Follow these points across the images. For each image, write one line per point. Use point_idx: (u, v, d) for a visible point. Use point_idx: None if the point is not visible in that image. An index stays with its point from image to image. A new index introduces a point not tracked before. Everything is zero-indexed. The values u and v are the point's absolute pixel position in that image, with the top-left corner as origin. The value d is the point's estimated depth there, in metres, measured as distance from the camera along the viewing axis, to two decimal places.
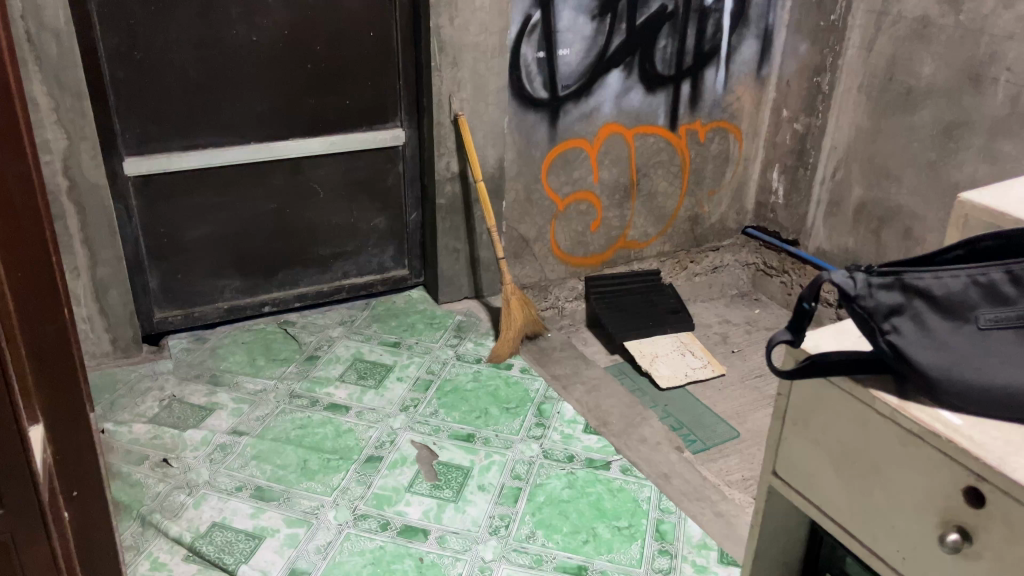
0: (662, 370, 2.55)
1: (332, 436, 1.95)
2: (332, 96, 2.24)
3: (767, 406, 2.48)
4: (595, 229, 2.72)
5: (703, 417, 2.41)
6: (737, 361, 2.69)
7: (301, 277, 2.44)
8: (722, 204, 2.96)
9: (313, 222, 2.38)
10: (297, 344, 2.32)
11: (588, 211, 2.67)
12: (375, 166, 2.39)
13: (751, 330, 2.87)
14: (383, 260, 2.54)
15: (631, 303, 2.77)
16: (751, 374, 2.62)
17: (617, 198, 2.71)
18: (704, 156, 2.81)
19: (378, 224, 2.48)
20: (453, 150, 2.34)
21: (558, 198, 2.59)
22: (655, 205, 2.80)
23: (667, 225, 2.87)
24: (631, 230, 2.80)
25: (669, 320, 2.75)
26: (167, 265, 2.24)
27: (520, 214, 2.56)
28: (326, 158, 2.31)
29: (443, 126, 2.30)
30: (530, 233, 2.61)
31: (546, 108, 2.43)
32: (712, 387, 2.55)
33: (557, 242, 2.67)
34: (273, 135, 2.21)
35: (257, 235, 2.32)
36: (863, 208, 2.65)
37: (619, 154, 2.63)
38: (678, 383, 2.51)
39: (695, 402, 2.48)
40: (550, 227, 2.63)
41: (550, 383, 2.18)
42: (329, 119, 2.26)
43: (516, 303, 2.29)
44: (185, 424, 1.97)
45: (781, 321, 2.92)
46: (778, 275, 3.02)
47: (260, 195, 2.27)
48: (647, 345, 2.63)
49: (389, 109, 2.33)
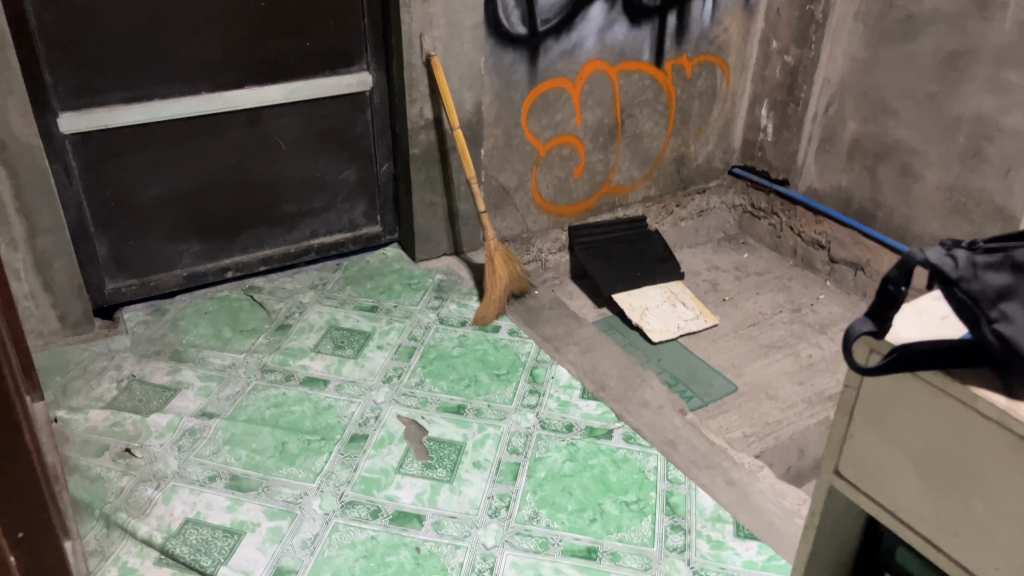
0: (653, 323, 2.43)
1: (311, 415, 1.80)
2: (291, 38, 2.01)
3: (764, 356, 2.38)
4: (579, 175, 2.57)
5: (698, 372, 2.30)
6: (730, 309, 2.58)
7: (266, 238, 2.24)
8: (709, 143, 2.81)
9: (278, 178, 2.17)
10: (266, 312, 2.14)
11: (570, 156, 2.51)
12: (342, 115, 2.18)
13: (740, 276, 2.76)
14: (354, 217, 2.35)
15: (616, 254, 2.62)
16: (745, 323, 2.52)
17: (601, 141, 2.55)
18: (691, 93, 2.65)
19: (348, 178, 2.28)
20: (426, 95, 2.15)
21: (539, 144, 2.43)
22: (640, 146, 2.64)
23: (653, 168, 2.72)
24: (616, 174, 2.65)
25: (656, 269, 2.61)
26: (117, 231, 2.04)
27: (500, 161, 2.39)
28: (287, 107, 2.10)
29: (415, 69, 2.10)
30: (510, 181, 2.45)
31: (524, 46, 2.24)
32: (705, 338, 2.45)
33: (539, 191, 2.52)
34: (227, 83, 2.00)
35: (216, 194, 2.11)
36: (858, 144, 2.53)
37: (603, 94, 2.46)
38: (671, 336, 2.40)
39: (689, 355, 2.37)
40: (531, 174, 2.47)
41: (540, 345, 2.04)
42: (290, 64, 2.05)
43: (500, 257, 2.17)
44: (148, 408, 1.80)
45: (771, 266, 2.81)
46: (766, 217, 2.89)
47: (217, 149, 2.06)
48: (636, 297, 2.51)
49: (354, 51, 2.12)
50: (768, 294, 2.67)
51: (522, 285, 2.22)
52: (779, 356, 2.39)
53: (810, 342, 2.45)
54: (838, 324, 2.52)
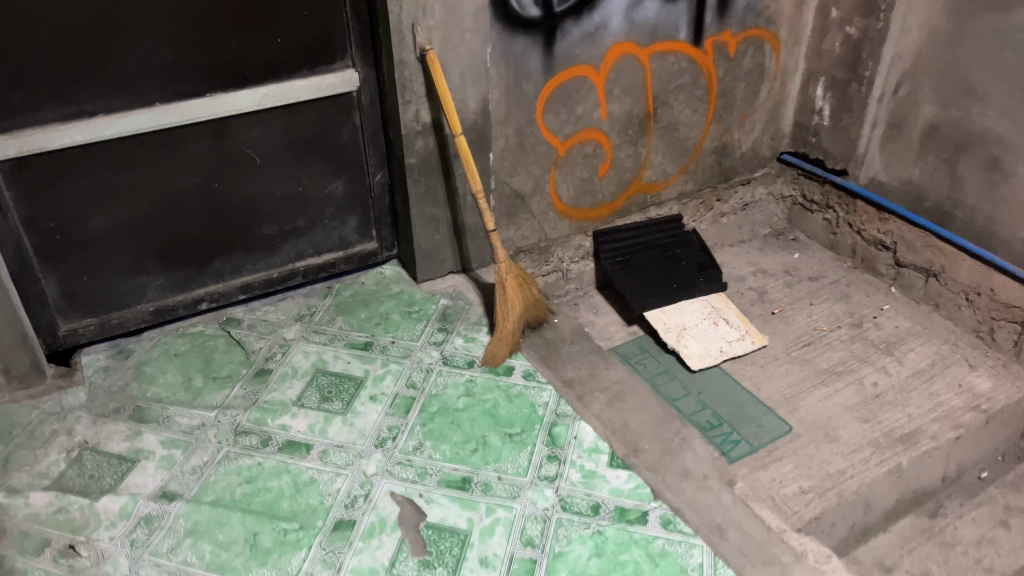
0: (693, 348, 2.12)
1: (289, 493, 1.52)
2: (258, 34, 1.68)
3: (821, 386, 2.06)
4: (605, 173, 2.24)
5: (745, 408, 2.00)
6: (780, 326, 2.25)
7: (243, 263, 1.95)
8: (755, 129, 2.45)
9: (252, 195, 1.88)
10: (244, 352, 1.86)
11: (595, 153, 2.18)
12: (324, 121, 1.86)
13: (791, 282, 2.42)
14: (345, 234, 2.04)
15: (649, 263, 2.31)
16: (798, 343, 2.20)
17: (629, 134, 2.21)
18: (734, 74, 2.29)
19: (335, 191, 1.97)
20: (423, 95, 1.82)
21: (557, 142, 2.10)
22: (675, 138, 2.30)
23: (690, 161, 2.37)
24: (648, 171, 2.31)
25: (695, 280, 2.29)
26: (67, 266, 1.75)
27: (512, 164, 2.07)
28: (259, 115, 1.78)
29: (407, 66, 1.76)
30: (524, 186, 2.13)
31: (539, 30, 1.90)
32: (753, 363, 2.13)
33: (558, 194, 2.19)
34: (184, 91, 1.68)
35: (181, 218, 1.82)
36: (934, 133, 2.15)
37: (631, 81, 2.12)
38: (713, 362, 2.10)
39: (734, 385, 2.06)
40: (549, 176, 2.15)
41: (561, 393, 1.74)
42: (259, 65, 1.72)
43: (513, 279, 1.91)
44: (99, 487, 1.52)
45: (826, 269, 2.47)
46: (820, 210, 2.54)
47: (178, 167, 1.76)
48: (672, 316, 2.19)
49: (336, 46, 1.78)
50: (823, 304, 2.34)
51: (539, 315, 1.91)
52: (839, 385, 2.07)
53: (874, 367, 2.12)
54: (907, 343, 2.18)
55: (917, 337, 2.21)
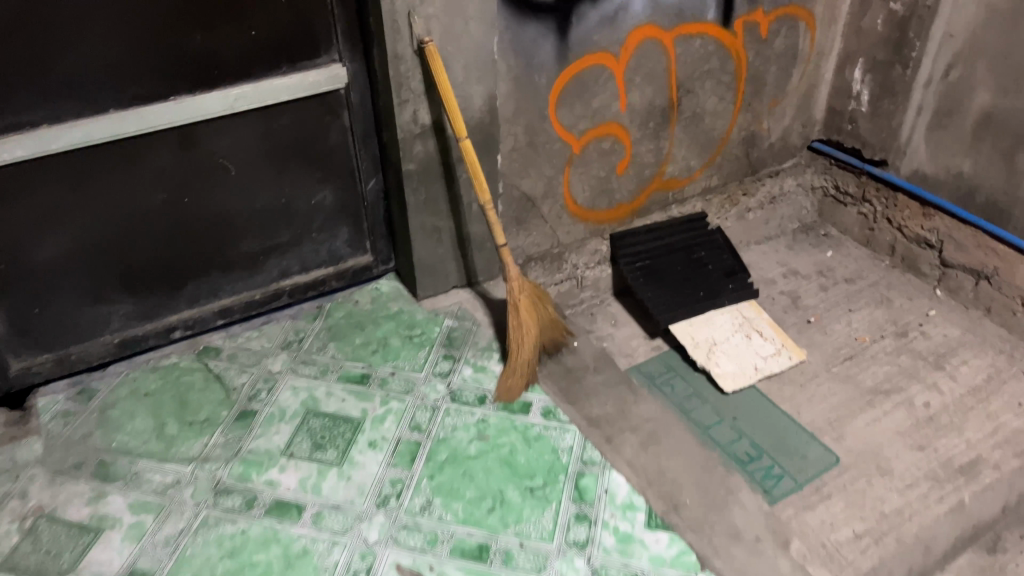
0: (724, 366, 1.92)
1: (278, 569, 1.30)
2: (227, 26, 1.44)
3: (868, 408, 1.87)
4: (623, 171, 2.01)
5: (786, 436, 1.80)
6: (818, 336, 2.05)
7: (220, 285, 1.72)
8: (786, 117, 2.21)
9: (227, 210, 1.64)
10: (223, 390, 1.63)
11: (612, 149, 1.95)
12: (308, 124, 1.62)
13: (826, 285, 2.21)
14: (335, 247, 1.81)
15: (672, 270, 2.09)
16: (839, 357, 1.99)
17: (651, 127, 1.98)
18: (765, 57, 2.05)
19: (323, 201, 1.73)
20: (421, 93, 1.58)
21: (572, 139, 1.87)
22: (699, 129, 2.06)
23: (715, 154, 2.14)
24: (669, 166, 2.08)
25: (723, 287, 2.08)
26: (15, 299, 1.52)
27: (522, 165, 1.84)
28: (232, 119, 1.54)
29: (403, 61, 1.52)
30: (535, 189, 1.90)
31: (552, 15, 1.66)
32: (791, 382, 1.92)
33: (572, 196, 1.96)
34: (143, 94, 1.43)
35: (146, 239, 1.58)
36: (990, 122, 1.93)
37: (654, 68, 1.88)
38: (746, 383, 1.89)
39: (771, 408, 1.86)
40: (563, 176, 1.92)
41: (586, 435, 1.53)
42: (230, 62, 1.48)
43: (524, 299, 1.69)
44: (56, 565, 1.30)
45: (863, 269, 2.26)
46: (854, 203, 2.32)
47: (140, 181, 1.52)
48: (699, 328, 1.99)
49: (319, 38, 1.54)
50: (863, 311, 2.13)
51: (556, 339, 1.70)
52: (888, 407, 1.87)
53: (925, 384, 1.92)
54: (959, 355, 1.99)
55: (969, 348, 2.01)
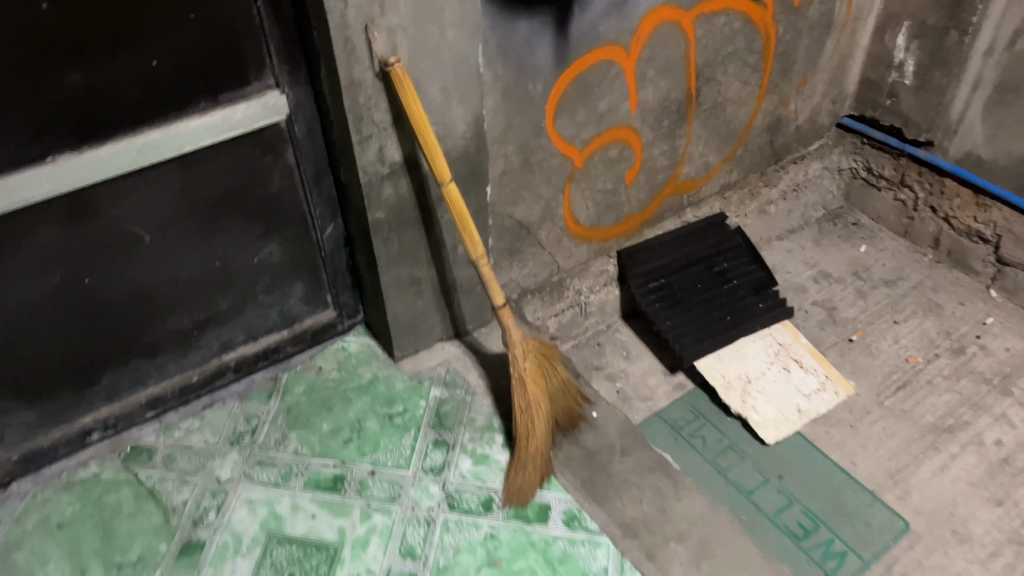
0: (762, 411, 1.63)
1: None
2: (117, 59, 1.04)
3: (933, 452, 1.60)
4: (632, 179, 1.66)
5: (843, 498, 1.53)
6: (863, 360, 1.76)
7: (146, 372, 1.36)
8: (816, 94, 1.87)
9: (143, 285, 1.27)
10: (159, 511, 1.29)
11: (621, 156, 1.60)
12: (240, 168, 1.25)
13: (864, 290, 1.91)
14: (288, 307, 1.45)
15: (692, 289, 1.77)
16: (891, 386, 1.71)
17: (665, 125, 1.62)
18: (796, 30, 1.69)
19: (268, 257, 1.37)
20: (387, 125, 1.21)
21: (574, 151, 1.51)
22: (719, 120, 1.72)
23: (736, 146, 1.80)
24: (685, 166, 1.73)
25: (753, 307, 1.77)
26: None
27: (516, 190, 1.48)
28: (136, 175, 1.16)
29: (362, 88, 1.14)
30: (531, 214, 1.54)
31: (550, 6, 1.28)
32: (841, 423, 1.64)
33: (574, 215, 1.62)
34: (6, 158, 1.04)
35: (38, 334, 1.21)
36: None
37: (670, 58, 1.52)
38: (790, 430, 1.61)
39: (821, 460, 1.58)
40: (563, 195, 1.56)
41: (622, 550, 1.23)
42: (126, 104, 1.09)
43: (532, 366, 1.36)
44: None
45: (904, 268, 1.96)
46: (890, 188, 2.01)
47: (18, 266, 1.13)
48: (730, 364, 1.69)
49: (247, 61, 1.15)
50: (911, 322, 1.84)
51: (571, 411, 1.39)
52: (955, 449, 1.60)
53: (993, 416, 1.66)
54: None
55: None
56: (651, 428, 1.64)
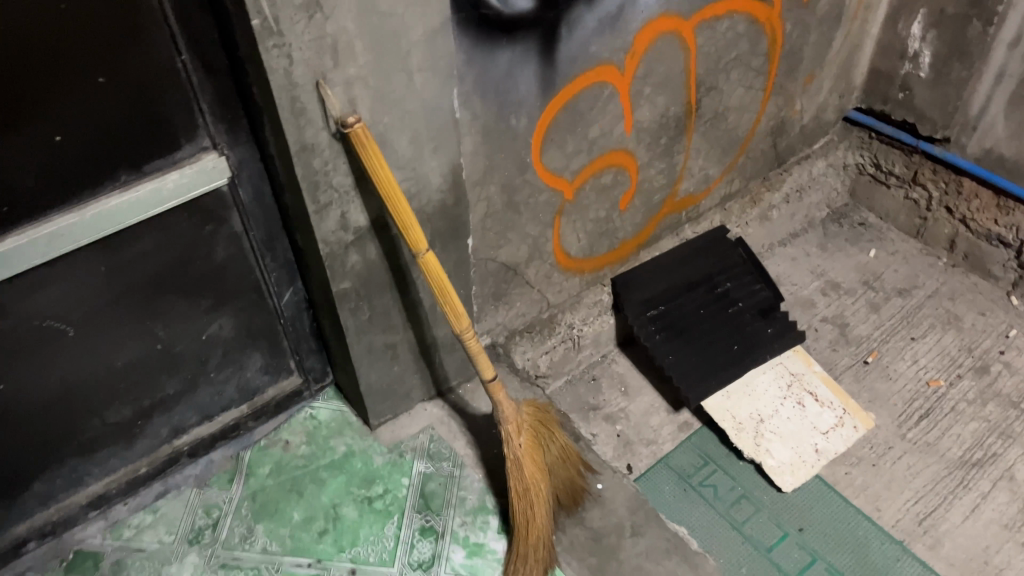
0: (777, 454, 1.49)
1: None
2: (8, 140, 0.84)
3: (963, 492, 1.48)
4: (628, 204, 1.48)
5: (870, 552, 1.40)
6: (881, 385, 1.63)
7: (85, 470, 1.18)
8: (823, 91, 1.69)
9: (70, 382, 1.08)
10: None
11: (615, 182, 1.42)
12: (178, 241, 1.05)
13: (878, 303, 1.76)
14: (246, 380, 1.27)
15: (694, 316, 1.61)
16: (912, 415, 1.58)
17: (663, 143, 1.44)
18: (805, 26, 1.51)
19: (218, 331, 1.18)
20: (350, 188, 1.02)
21: (563, 184, 1.33)
22: (721, 130, 1.54)
23: (738, 155, 1.63)
24: (684, 183, 1.56)
25: (761, 333, 1.61)
26: None
27: (500, 233, 1.30)
28: (49, 267, 0.96)
29: (316, 152, 0.95)
30: (518, 255, 1.36)
31: (535, 32, 1.09)
32: (861, 462, 1.51)
33: (565, 250, 1.44)
34: None
35: None
36: None
37: (669, 72, 1.33)
38: (807, 474, 1.47)
39: (843, 508, 1.45)
40: (552, 231, 1.38)
41: None
42: (26, 188, 0.88)
43: (528, 442, 1.20)
44: None
45: (918, 275, 1.81)
46: (901, 186, 1.86)
47: None
48: (740, 401, 1.54)
49: (175, 123, 0.95)
50: (929, 338, 1.70)
51: (573, 487, 1.24)
52: (986, 486, 1.48)
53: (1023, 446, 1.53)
54: None
55: None
56: (656, 478, 1.50)
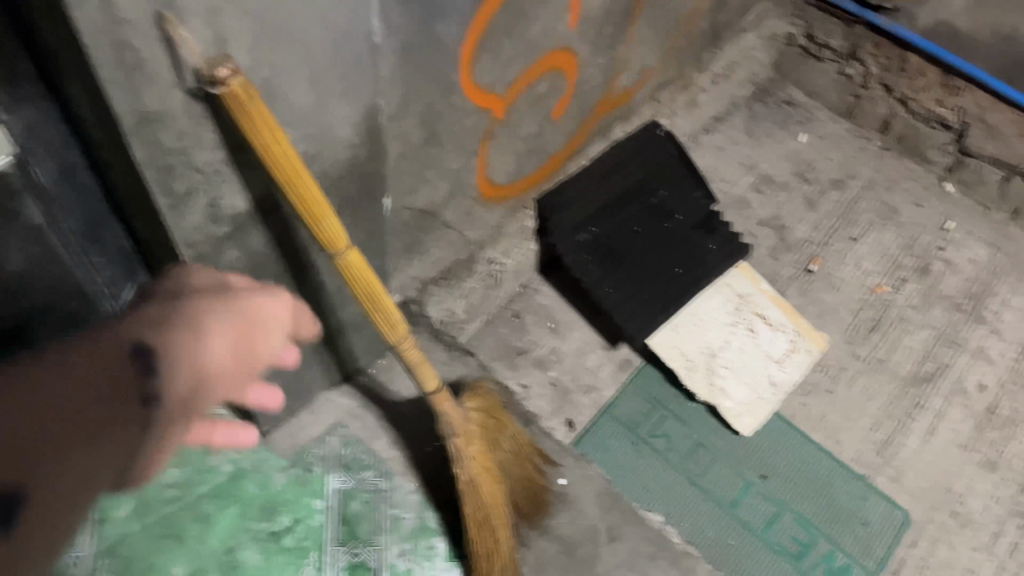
0: (732, 393, 1.33)
1: None
2: None
3: (918, 412, 1.39)
4: (561, 113, 1.17)
5: (834, 494, 1.31)
6: (826, 296, 1.48)
7: None
8: None
9: None
10: None
11: (553, 89, 1.10)
12: None
13: (814, 198, 1.59)
14: None
15: (631, 237, 1.35)
16: (861, 329, 1.46)
17: (609, 35, 1.13)
18: None
19: None
20: (222, 165, 0.65)
21: (495, 101, 1.00)
22: (668, 11, 1.24)
23: (678, 38, 1.34)
24: (622, 77, 1.26)
25: (703, 250, 1.38)
26: None
27: (417, 174, 0.96)
28: None
29: (167, 123, 0.58)
30: (437, 196, 1.04)
31: None
32: (816, 389, 1.40)
33: (490, 177, 1.12)
34: None
35: None
36: None
37: None
38: (765, 413, 1.32)
39: (802, 445, 1.34)
40: (477, 159, 1.06)
41: None
42: None
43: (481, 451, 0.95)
44: None
45: (852, 161, 1.64)
46: (836, 60, 1.65)
47: None
48: (688, 334, 1.34)
49: None
50: (871, 236, 1.56)
51: (533, 489, 1.02)
52: (938, 403, 1.40)
53: (970, 353, 1.46)
54: (997, 295, 1.52)
55: (1004, 281, 1.54)
56: (602, 432, 1.31)
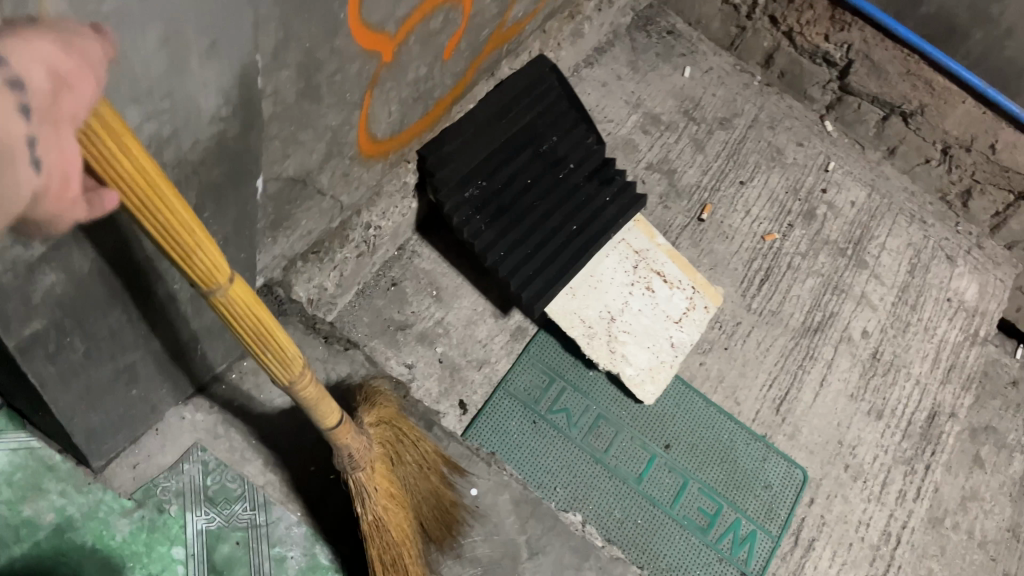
0: (634, 358, 1.22)
1: None
2: None
3: (811, 362, 1.35)
4: (451, 52, 0.97)
5: (736, 458, 1.25)
6: (718, 246, 1.41)
7: None
8: None
9: None
10: None
11: (446, 23, 0.90)
12: None
13: (701, 139, 1.49)
14: None
15: (522, 191, 1.19)
16: (753, 280, 1.39)
17: None
18: None
19: None
20: None
21: (382, 42, 0.79)
22: None
23: None
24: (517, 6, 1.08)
25: (597, 203, 1.24)
26: None
27: (290, 139, 0.75)
28: None
29: None
30: (311, 161, 0.83)
31: None
32: (714, 348, 1.32)
33: (371, 133, 0.92)
34: None
35: None
36: None
37: None
38: (666, 377, 1.23)
39: (703, 410, 1.27)
40: (360, 113, 0.85)
41: None
42: None
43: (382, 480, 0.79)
44: None
45: (736, 98, 1.56)
46: None
47: None
48: (586, 298, 1.22)
49: None
50: (758, 179, 1.49)
51: (445, 507, 0.88)
52: (829, 353, 1.37)
53: (855, 300, 1.42)
54: (876, 237, 1.49)
55: (881, 223, 1.51)
56: (499, 412, 1.17)
